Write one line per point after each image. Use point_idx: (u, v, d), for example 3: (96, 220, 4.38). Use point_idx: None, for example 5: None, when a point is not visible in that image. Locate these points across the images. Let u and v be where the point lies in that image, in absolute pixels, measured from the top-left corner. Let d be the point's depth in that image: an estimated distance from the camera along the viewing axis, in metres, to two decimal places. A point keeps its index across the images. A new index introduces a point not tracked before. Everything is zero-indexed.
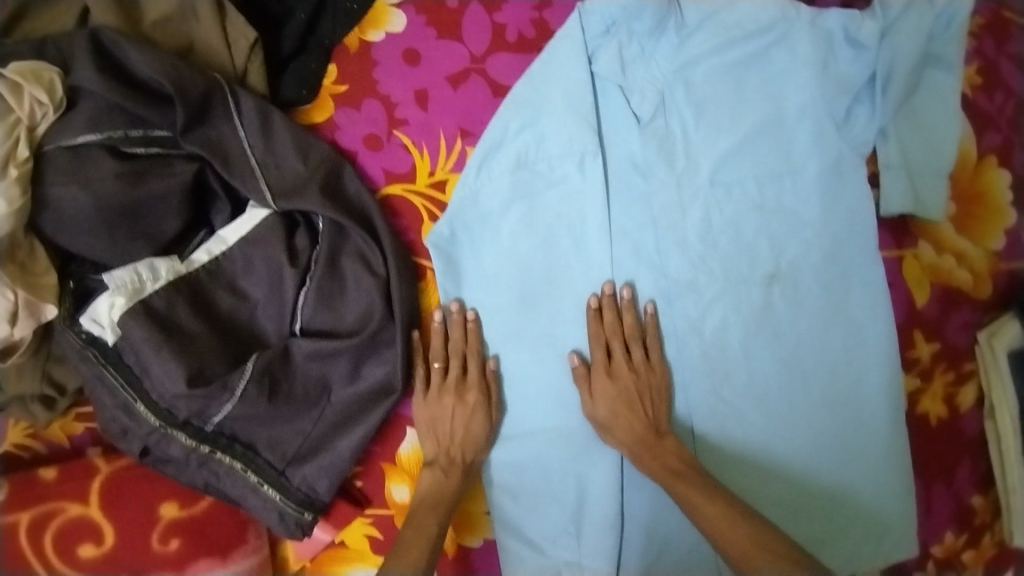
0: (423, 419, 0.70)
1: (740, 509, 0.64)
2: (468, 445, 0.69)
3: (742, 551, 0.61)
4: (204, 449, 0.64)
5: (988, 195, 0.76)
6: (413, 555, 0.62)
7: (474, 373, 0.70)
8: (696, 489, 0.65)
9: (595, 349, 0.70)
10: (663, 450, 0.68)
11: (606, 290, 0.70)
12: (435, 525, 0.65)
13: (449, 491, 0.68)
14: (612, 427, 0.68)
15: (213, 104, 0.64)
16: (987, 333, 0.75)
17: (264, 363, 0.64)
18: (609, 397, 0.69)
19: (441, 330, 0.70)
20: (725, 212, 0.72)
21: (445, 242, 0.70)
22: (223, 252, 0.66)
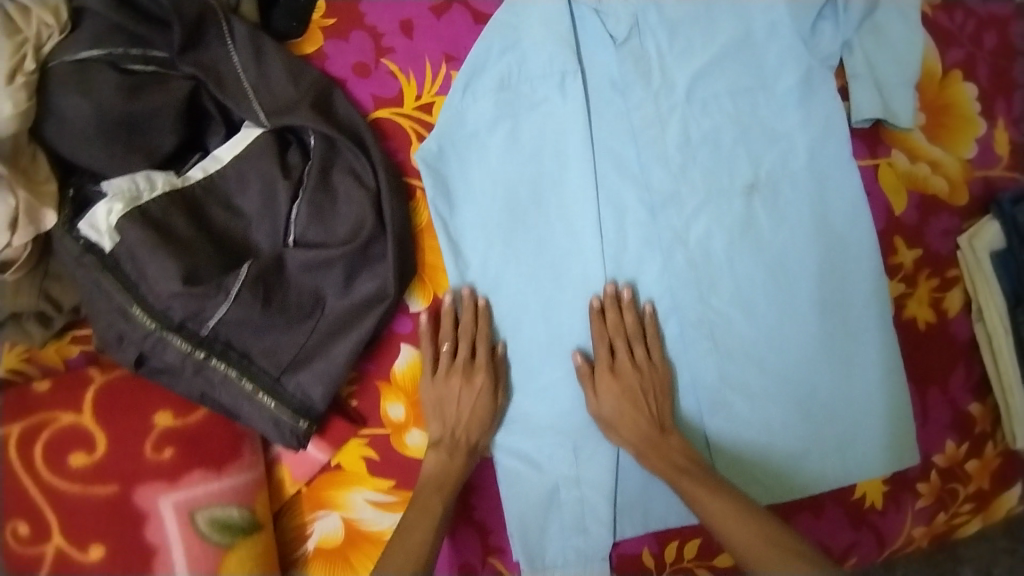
0: (429, 401, 0.71)
1: (748, 507, 0.66)
2: (472, 428, 0.70)
3: (747, 546, 0.64)
4: (200, 354, 0.64)
5: (955, 106, 0.78)
6: (419, 532, 0.66)
7: (483, 356, 0.70)
8: (704, 488, 0.67)
9: (598, 346, 0.72)
10: (668, 449, 0.70)
11: (608, 290, 0.72)
12: (440, 506, 0.67)
13: (454, 473, 0.69)
14: (616, 424, 0.70)
15: (208, 28, 0.68)
16: (968, 236, 0.76)
17: (258, 269, 0.65)
18: (613, 395, 0.70)
19: (450, 313, 0.71)
20: (702, 126, 0.74)
21: (433, 159, 0.72)
22: (219, 170, 0.68)
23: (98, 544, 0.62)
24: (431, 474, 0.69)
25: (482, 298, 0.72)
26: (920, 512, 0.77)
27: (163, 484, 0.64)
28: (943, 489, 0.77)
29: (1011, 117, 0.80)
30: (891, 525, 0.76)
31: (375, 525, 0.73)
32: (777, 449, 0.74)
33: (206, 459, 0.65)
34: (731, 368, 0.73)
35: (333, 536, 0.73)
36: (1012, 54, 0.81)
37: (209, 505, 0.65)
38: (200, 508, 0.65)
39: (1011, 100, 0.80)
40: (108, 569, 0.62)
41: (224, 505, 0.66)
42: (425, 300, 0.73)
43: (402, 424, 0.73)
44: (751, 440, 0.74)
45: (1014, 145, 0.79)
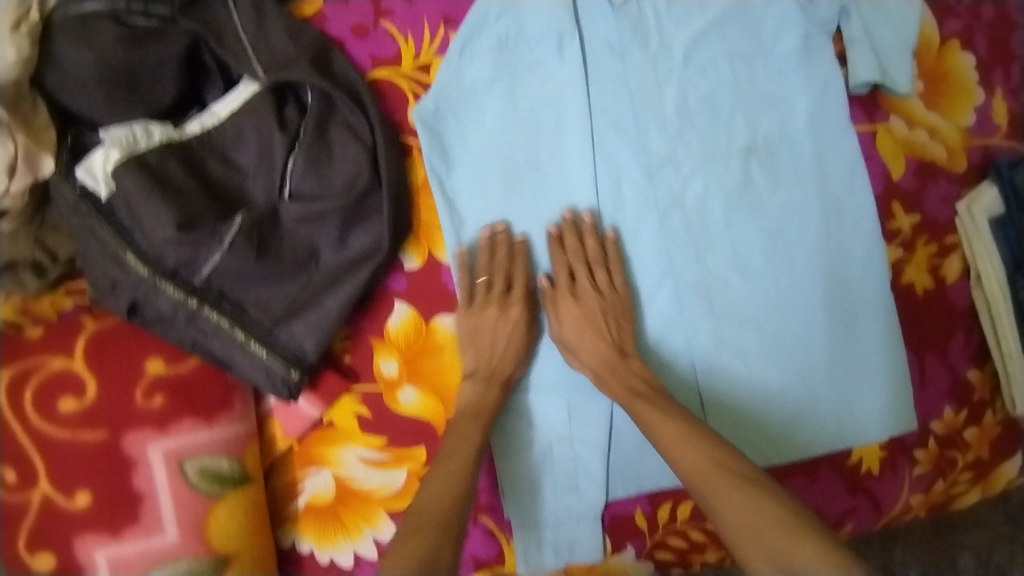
0: (463, 332, 0.70)
1: (700, 431, 0.64)
2: (508, 358, 0.70)
3: (696, 469, 0.61)
4: (192, 303, 0.64)
5: (953, 75, 0.78)
6: (458, 456, 0.65)
7: (519, 289, 0.71)
8: (657, 413, 0.66)
9: (558, 268, 0.72)
10: (627, 372, 0.69)
11: (566, 217, 0.72)
12: (480, 434, 0.67)
13: (490, 402, 0.69)
14: (577, 348, 0.70)
15: None
16: (966, 201, 0.76)
17: (252, 219, 0.65)
18: (575, 319, 0.70)
19: (487, 246, 0.71)
20: (699, 89, 0.74)
21: (430, 117, 0.72)
22: (216, 125, 0.67)
23: (85, 489, 0.62)
24: (467, 404, 0.69)
25: (518, 233, 0.72)
26: (918, 479, 0.77)
27: (154, 431, 0.64)
28: (941, 456, 0.77)
29: (1010, 87, 0.79)
30: (888, 490, 0.76)
31: (366, 483, 0.73)
32: (773, 411, 0.73)
33: (197, 409, 0.65)
34: (729, 328, 0.73)
35: (323, 493, 0.73)
36: (1010, 24, 0.81)
37: (197, 455, 0.65)
38: (189, 456, 0.64)
39: (1009, 70, 0.80)
40: (94, 514, 0.62)
41: (213, 455, 0.66)
42: (420, 258, 0.73)
43: (395, 380, 0.72)
44: (746, 402, 0.73)
45: (1012, 115, 0.79)
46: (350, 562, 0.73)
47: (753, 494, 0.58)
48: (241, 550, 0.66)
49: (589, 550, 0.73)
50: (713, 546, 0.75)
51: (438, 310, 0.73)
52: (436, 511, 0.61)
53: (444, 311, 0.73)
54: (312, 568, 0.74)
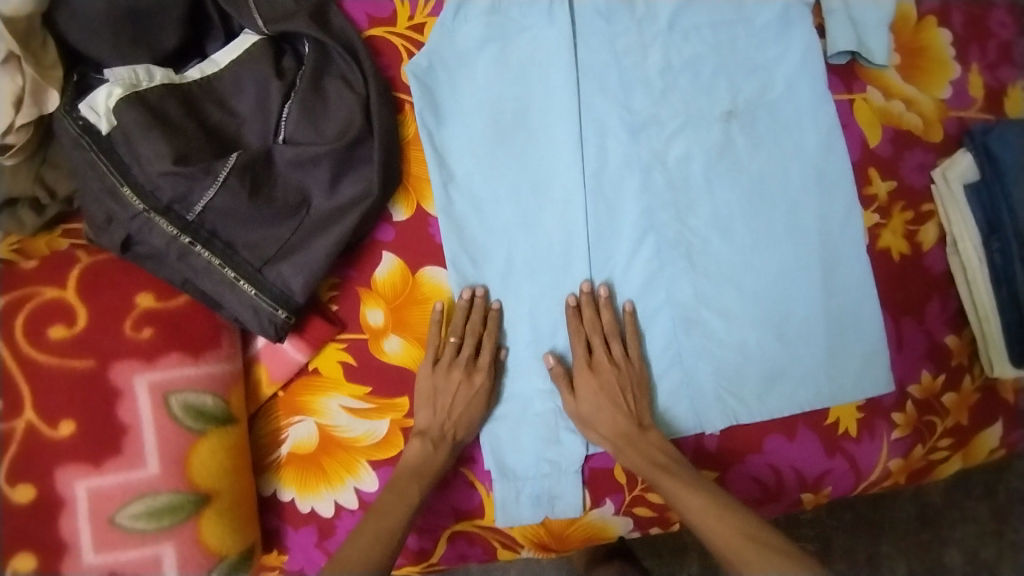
0: (424, 390, 0.71)
1: (725, 501, 0.66)
2: (460, 426, 0.71)
3: (727, 541, 0.64)
4: (184, 239, 0.66)
5: (930, 49, 0.81)
6: (388, 519, 0.66)
7: (486, 359, 0.72)
8: (677, 482, 0.67)
9: (576, 344, 0.73)
10: (646, 444, 0.70)
11: (584, 289, 0.74)
12: (416, 493, 0.67)
13: (437, 461, 0.69)
14: (594, 421, 0.71)
15: None
16: (941, 169, 0.78)
17: (246, 159, 0.67)
18: (592, 393, 0.71)
19: (465, 306, 0.72)
20: (683, 55, 0.77)
21: (423, 73, 0.75)
22: (215, 72, 0.71)
23: (69, 420, 0.63)
24: (410, 462, 0.69)
25: (495, 303, 0.73)
26: (897, 443, 0.77)
27: (141, 362, 0.65)
28: (920, 420, 0.77)
29: (985, 63, 0.82)
30: (867, 453, 0.76)
31: (348, 431, 0.73)
32: (753, 368, 0.74)
33: (184, 344, 0.66)
34: (712, 288, 0.75)
35: (306, 441, 0.73)
36: (986, 4, 0.84)
37: (183, 389, 0.66)
38: (175, 390, 0.65)
39: (985, 47, 0.83)
40: (78, 443, 0.63)
41: (198, 391, 0.67)
42: (408, 210, 0.75)
43: (380, 329, 0.74)
44: (727, 360, 0.75)
45: (988, 90, 0.82)
46: (329, 512, 0.73)
47: (794, 573, 0.61)
48: (222, 489, 0.67)
49: (569, 505, 0.73)
50: None
51: (425, 262, 0.74)
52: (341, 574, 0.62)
53: (432, 264, 0.74)
54: (291, 517, 0.73)
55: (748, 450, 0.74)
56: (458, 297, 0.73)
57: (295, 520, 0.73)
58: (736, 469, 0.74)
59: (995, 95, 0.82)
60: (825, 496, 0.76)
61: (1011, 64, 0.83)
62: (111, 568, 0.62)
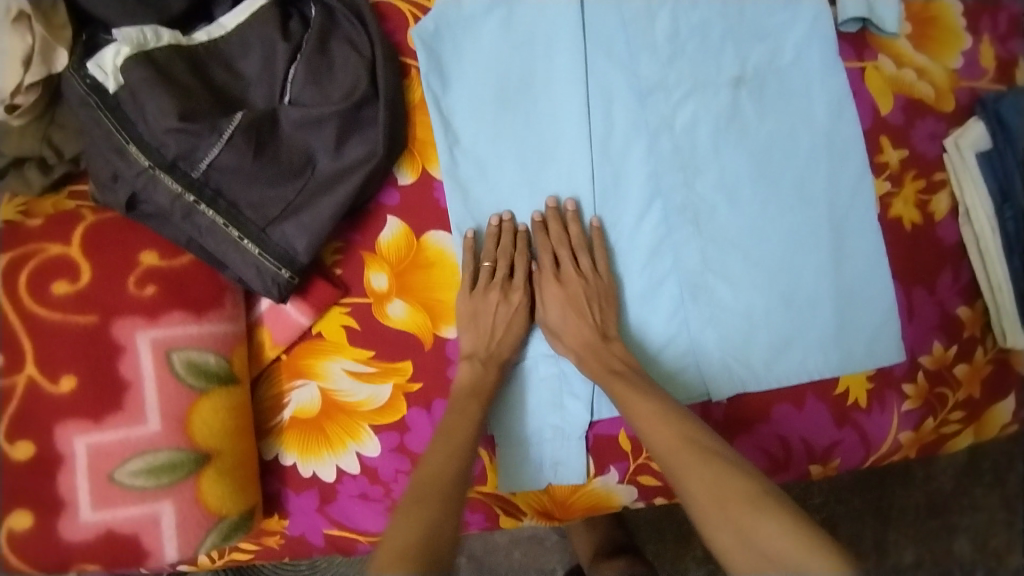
0: (465, 312, 0.72)
1: (675, 409, 0.66)
2: (507, 342, 0.72)
3: (663, 443, 0.64)
4: (189, 197, 0.65)
5: (941, 20, 0.80)
6: (457, 435, 0.66)
7: (521, 278, 0.74)
8: (629, 386, 0.68)
9: (543, 254, 0.74)
10: (609, 355, 0.71)
11: (549, 205, 0.74)
12: (479, 409, 0.68)
13: (490, 382, 0.70)
14: (561, 332, 0.72)
15: None
16: (953, 137, 0.77)
17: (251, 119, 0.67)
18: (560, 302, 0.72)
19: (494, 232, 0.74)
20: (690, 21, 0.77)
21: (429, 38, 0.74)
22: (222, 35, 0.70)
23: (70, 375, 0.62)
24: (463, 385, 0.70)
25: (524, 227, 0.75)
26: (907, 415, 0.75)
27: (144, 319, 0.64)
28: (931, 392, 0.76)
29: (996, 35, 0.81)
30: (877, 424, 0.75)
31: (351, 396, 0.72)
32: (761, 335, 0.74)
33: (187, 302, 0.66)
34: (718, 254, 0.74)
35: (309, 406, 0.73)
36: None
37: (186, 347, 0.65)
38: (178, 347, 0.65)
39: (996, 18, 0.82)
40: (78, 400, 0.62)
41: (201, 349, 0.66)
42: (414, 174, 0.74)
43: (385, 293, 0.73)
44: (734, 327, 0.74)
45: (999, 62, 0.81)
46: (331, 477, 0.73)
47: (726, 479, 0.60)
48: (223, 449, 0.67)
49: (572, 471, 0.72)
50: None
51: (430, 226, 0.74)
52: (438, 486, 0.62)
53: (436, 228, 0.74)
54: (293, 480, 0.73)
55: (757, 419, 0.73)
56: (485, 224, 0.74)
57: (297, 484, 0.73)
58: (743, 438, 0.73)
59: (1006, 66, 0.81)
60: (833, 468, 0.75)
61: (1022, 37, 0.82)
62: (109, 525, 0.62)
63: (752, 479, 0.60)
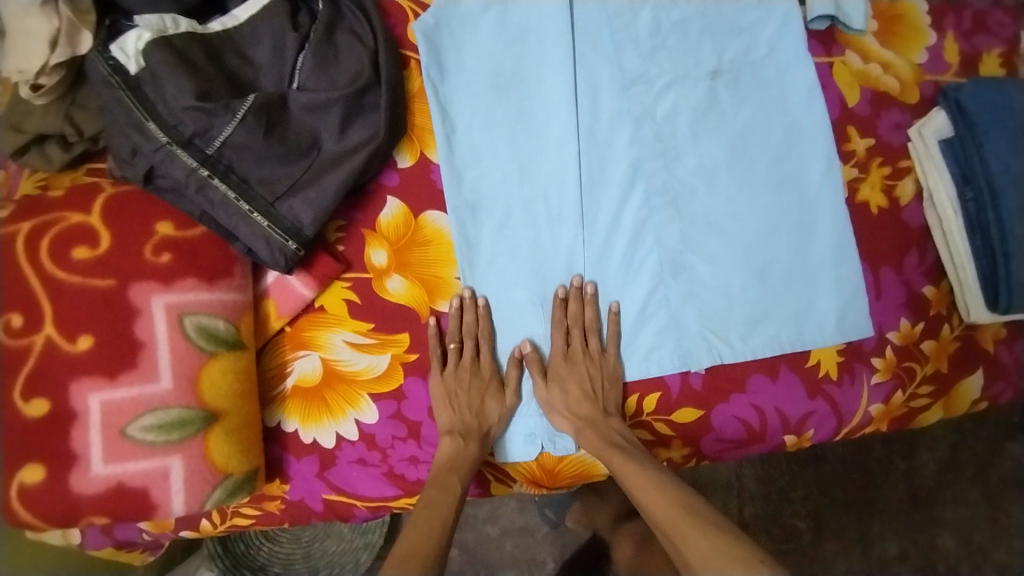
0: (439, 394, 0.75)
1: (668, 480, 0.71)
2: (486, 421, 0.75)
3: (663, 512, 0.69)
4: (203, 172, 0.71)
5: (906, 17, 0.87)
6: (436, 511, 0.69)
7: (488, 356, 0.77)
8: (626, 458, 0.71)
9: (555, 333, 0.77)
10: (607, 429, 0.74)
11: (573, 284, 0.78)
12: (459, 485, 0.71)
13: (468, 454, 0.73)
14: (557, 404, 0.75)
15: None
16: (917, 127, 0.82)
17: (262, 101, 0.72)
18: (562, 380, 0.76)
19: (456, 312, 0.76)
20: (671, 17, 0.83)
21: (430, 31, 0.80)
22: (235, 26, 0.77)
23: (87, 335, 0.66)
24: (443, 456, 0.73)
25: (481, 299, 0.77)
26: (877, 388, 0.79)
27: (159, 284, 0.69)
28: (899, 365, 0.80)
29: (960, 31, 0.88)
30: (848, 396, 0.79)
31: (350, 365, 0.76)
32: (738, 309, 0.79)
33: (200, 271, 0.71)
34: (697, 235, 0.79)
35: (311, 375, 0.77)
36: None
37: (197, 312, 0.70)
38: (190, 312, 0.69)
39: (960, 16, 0.88)
40: (94, 357, 0.66)
41: (211, 315, 0.71)
42: (412, 157, 0.80)
43: (384, 269, 0.78)
44: (711, 304, 0.79)
45: (963, 56, 0.87)
46: (331, 443, 0.76)
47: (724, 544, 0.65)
48: (230, 410, 0.71)
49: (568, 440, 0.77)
50: (680, 442, 0.77)
51: (428, 207, 0.79)
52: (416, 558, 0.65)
53: (434, 208, 0.79)
54: (294, 446, 0.76)
55: (732, 389, 0.77)
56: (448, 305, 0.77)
57: (298, 451, 0.76)
58: (720, 407, 0.77)
59: (971, 60, 0.88)
60: (808, 438, 0.79)
61: (986, 32, 0.89)
62: (119, 478, 0.66)
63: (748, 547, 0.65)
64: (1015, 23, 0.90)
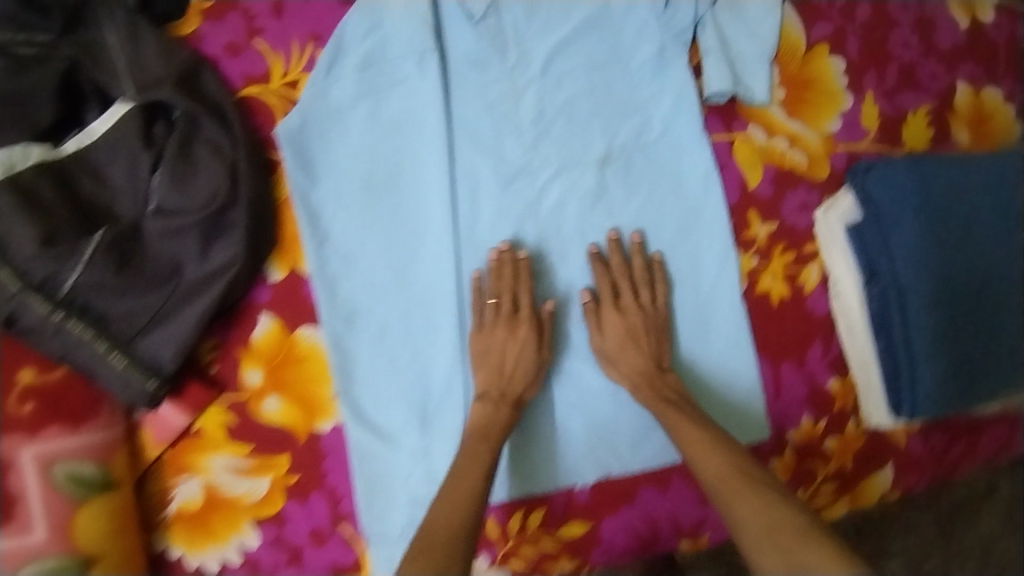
0: (477, 350, 0.72)
1: (724, 442, 0.67)
2: (518, 380, 0.71)
3: (713, 469, 0.64)
4: (57, 315, 0.67)
5: (820, 80, 0.79)
6: (469, 477, 0.65)
7: (526, 309, 0.73)
8: (679, 413, 0.69)
9: (600, 284, 0.74)
10: (663, 384, 0.72)
11: (611, 238, 0.75)
12: (490, 454, 0.67)
13: (500, 422, 0.70)
14: (616, 359, 0.72)
15: (88, 13, 0.73)
16: (822, 209, 0.77)
17: (114, 234, 0.69)
18: (618, 332, 0.72)
19: (494, 265, 0.73)
20: (556, 100, 0.76)
21: (295, 134, 0.73)
22: (91, 142, 0.71)
23: None
24: (474, 423, 0.70)
25: (525, 250, 0.74)
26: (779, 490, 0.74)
27: (24, 435, 0.65)
28: (799, 466, 0.76)
29: (882, 91, 0.80)
30: None
31: (232, 490, 0.75)
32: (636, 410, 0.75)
33: (64, 416, 0.68)
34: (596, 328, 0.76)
35: (194, 499, 0.76)
36: (888, 23, 0.81)
37: (67, 459, 0.67)
38: (58, 461, 0.67)
39: (882, 73, 0.80)
40: None
41: (81, 460, 0.69)
42: (284, 270, 0.75)
43: (259, 390, 0.74)
44: (603, 410, 0.75)
45: (884, 120, 0.79)
46: (215, 567, 0.75)
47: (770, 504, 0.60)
48: (107, 551, 0.69)
49: None
50: (568, 555, 0.74)
51: (300, 323, 0.75)
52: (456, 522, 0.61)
53: (306, 323, 0.75)
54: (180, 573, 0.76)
55: (621, 501, 0.75)
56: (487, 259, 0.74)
57: None
58: (609, 519, 0.75)
59: (893, 122, 0.80)
60: (704, 541, 0.78)
61: (912, 89, 0.81)
62: None
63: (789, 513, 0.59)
64: (950, 72, 0.82)
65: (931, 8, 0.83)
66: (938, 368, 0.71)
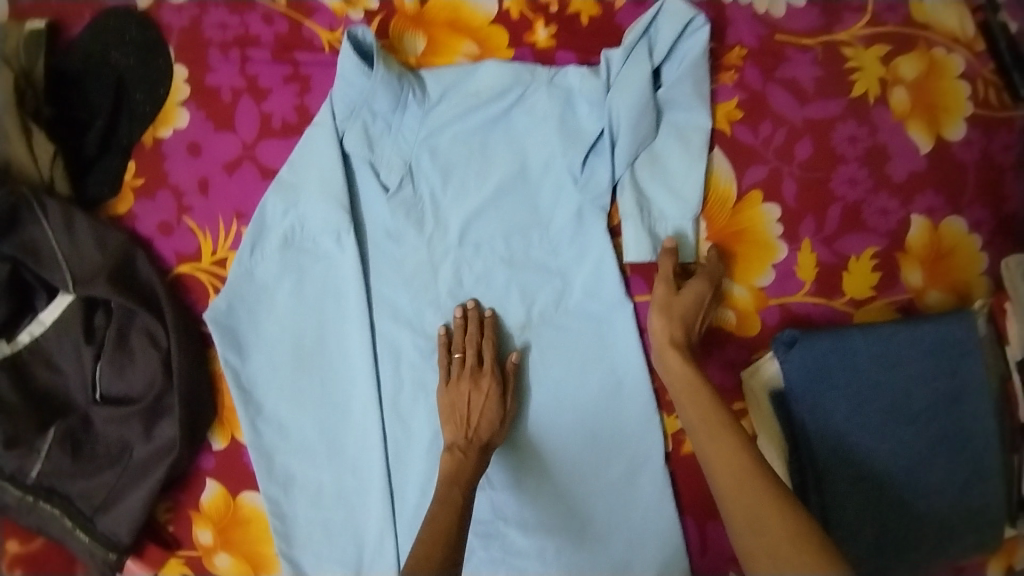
0: (445, 404, 0.73)
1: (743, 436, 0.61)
2: (483, 425, 0.71)
3: (732, 470, 0.59)
4: (29, 498, 0.75)
5: (753, 230, 0.77)
6: (443, 517, 0.63)
7: (489, 360, 0.73)
8: (703, 404, 0.64)
9: (467, 350, 0.74)
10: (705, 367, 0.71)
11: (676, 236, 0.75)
12: (460, 495, 0.66)
13: (471, 467, 0.69)
14: (677, 309, 0.70)
15: (22, 212, 0.74)
16: (747, 372, 0.75)
17: (65, 427, 0.76)
18: (695, 294, 0.71)
19: (460, 323, 0.74)
20: (474, 267, 0.76)
21: (224, 317, 0.76)
22: (42, 333, 0.77)
23: None
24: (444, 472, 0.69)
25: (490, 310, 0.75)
26: None
27: None
28: None
29: (821, 237, 0.77)
30: None
31: None
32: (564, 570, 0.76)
33: None
34: (519, 491, 0.76)
35: None
36: (833, 161, 0.78)
37: None
38: None
39: (822, 218, 0.78)
40: None
41: None
42: (224, 440, 0.80)
43: (210, 547, 0.81)
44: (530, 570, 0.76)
45: (822, 269, 0.77)
46: None
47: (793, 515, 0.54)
48: None
49: None
50: None
51: (243, 488, 0.80)
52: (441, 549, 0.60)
53: (249, 489, 0.80)
54: None
55: None
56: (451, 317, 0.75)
57: None
58: None
59: (832, 271, 0.77)
60: None
61: (858, 232, 0.78)
62: None
63: (784, 507, 0.55)
64: (903, 207, 0.79)
65: (884, 135, 0.79)
66: (860, 547, 0.70)
